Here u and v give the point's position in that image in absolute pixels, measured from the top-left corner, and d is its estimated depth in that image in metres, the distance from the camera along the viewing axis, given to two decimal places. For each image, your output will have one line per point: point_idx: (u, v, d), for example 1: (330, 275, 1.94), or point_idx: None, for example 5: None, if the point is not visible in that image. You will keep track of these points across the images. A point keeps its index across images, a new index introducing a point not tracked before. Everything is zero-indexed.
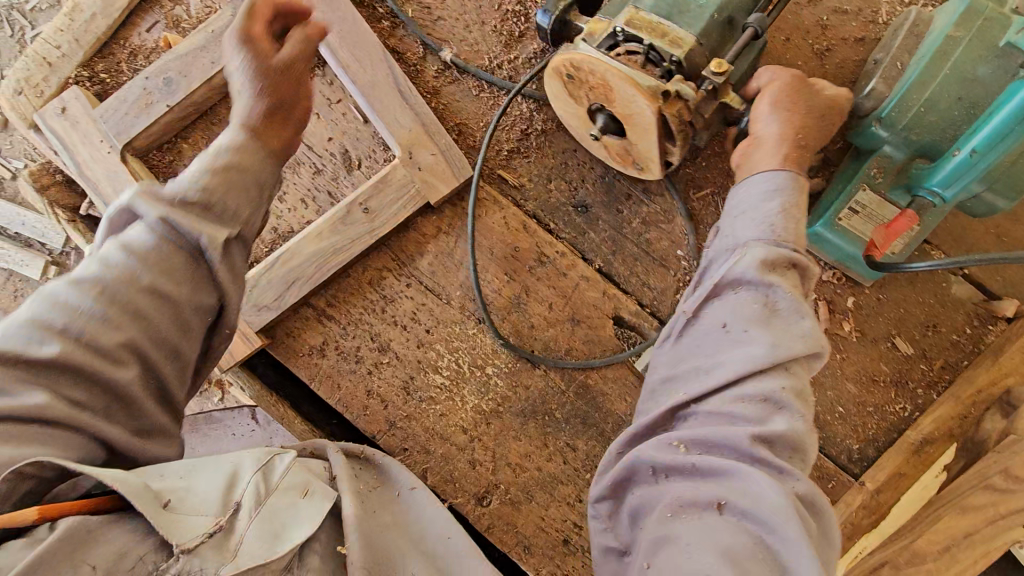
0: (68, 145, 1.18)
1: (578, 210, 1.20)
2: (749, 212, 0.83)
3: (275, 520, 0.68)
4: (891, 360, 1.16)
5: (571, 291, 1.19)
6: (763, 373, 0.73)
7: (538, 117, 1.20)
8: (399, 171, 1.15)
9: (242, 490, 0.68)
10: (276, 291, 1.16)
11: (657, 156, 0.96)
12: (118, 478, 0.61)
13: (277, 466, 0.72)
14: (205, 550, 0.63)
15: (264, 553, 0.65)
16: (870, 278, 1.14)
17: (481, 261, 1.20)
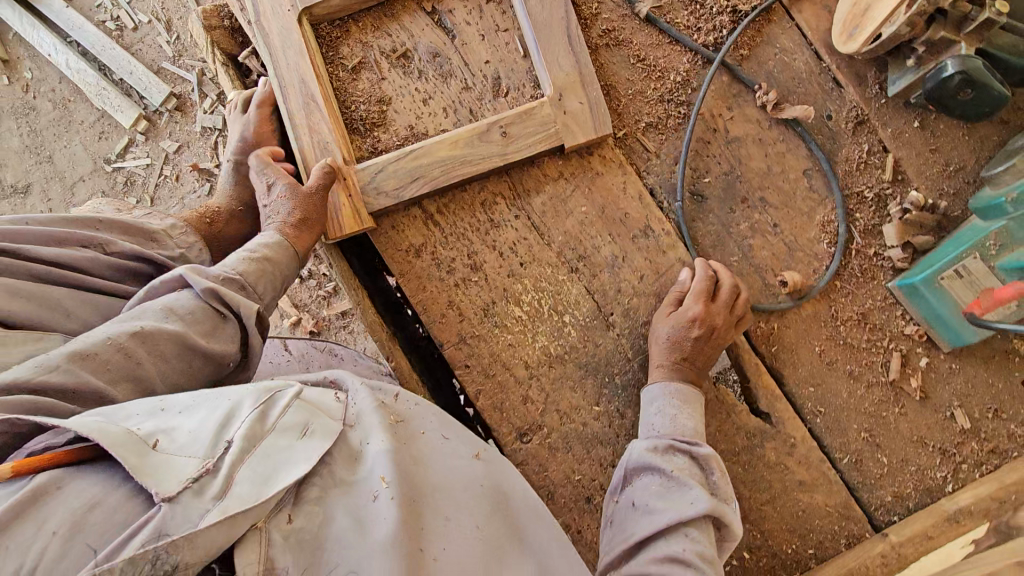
0: None
1: (693, 198, 1.24)
2: (666, 422, 1.07)
3: (270, 460, 0.84)
4: (945, 429, 1.18)
5: (664, 269, 1.23)
6: (676, 549, 0.89)
7: (684, 102, 1.25)
8: (546, 108, 1.21)
9: (235, 433, 0.83)
10: (398, 182, 1.22)
11: (884, 15, 1.04)
12: (102, 428, 0.76)
13: (273, 411, 0.88)
14: (206, 486, 0.76)
15: (252, 496, 0.77)
16: (953, 344, 1.16)
17: (590, 217, 1.24)
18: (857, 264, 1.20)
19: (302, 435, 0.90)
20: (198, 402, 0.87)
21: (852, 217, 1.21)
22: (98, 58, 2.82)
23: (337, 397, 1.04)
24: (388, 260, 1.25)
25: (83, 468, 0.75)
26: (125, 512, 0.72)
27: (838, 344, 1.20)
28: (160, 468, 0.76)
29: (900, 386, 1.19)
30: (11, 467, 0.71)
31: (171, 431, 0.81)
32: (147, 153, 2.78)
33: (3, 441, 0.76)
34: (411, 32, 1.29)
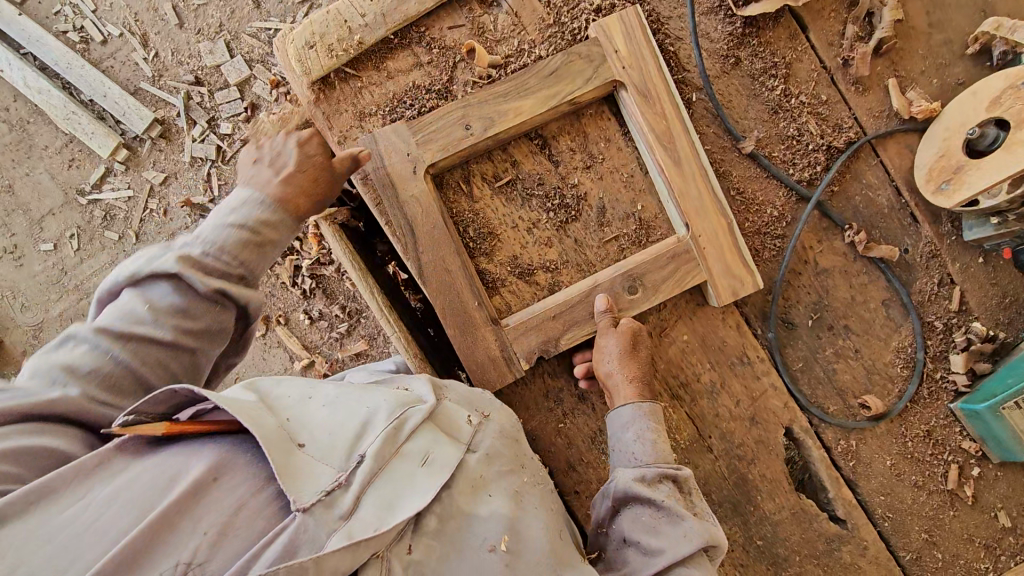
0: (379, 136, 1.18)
1: (784, 325, 1.32)
2: (619, 444, 1.09)
3: (397, 486, 0.77)
4: (990, 526, 1.35)
5: (758, 394, 1.31)
6: (691, 574, 0.91)
7: (779, 234, 1.30)
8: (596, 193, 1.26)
9: (366, 444, 0.78)
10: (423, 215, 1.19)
11: (986, 185, 1.14)
12: (259, 422, 0.74)
13: (406, 430, 0.83)
14: (338, 499, 0.71)
15: (377, 525, 0.71)
16: (1001, 458, 1.32)
17: (691, 345, 1.29)
18: (926, 386, 1.33)
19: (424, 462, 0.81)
20: (342, 406, 0.84)
21: (925, 344, 1.33)
22: (57, 73, 2.05)
23: (470, 415, 0.98)
24: (496, 380, 1.21)
25: (236, 444, 0.74)
26: (264, 523, 0.69)
27: (906, 458, 1.34)
28: (300, 475, 0.72)
29: (956, 493, 1.35)
30: (166, 428, 0.73)
31: (313, 431, 0.79)
32: (130, 187, 2.06)
33: (179, 399, 0.77)
34: (514, 159, 1.26)
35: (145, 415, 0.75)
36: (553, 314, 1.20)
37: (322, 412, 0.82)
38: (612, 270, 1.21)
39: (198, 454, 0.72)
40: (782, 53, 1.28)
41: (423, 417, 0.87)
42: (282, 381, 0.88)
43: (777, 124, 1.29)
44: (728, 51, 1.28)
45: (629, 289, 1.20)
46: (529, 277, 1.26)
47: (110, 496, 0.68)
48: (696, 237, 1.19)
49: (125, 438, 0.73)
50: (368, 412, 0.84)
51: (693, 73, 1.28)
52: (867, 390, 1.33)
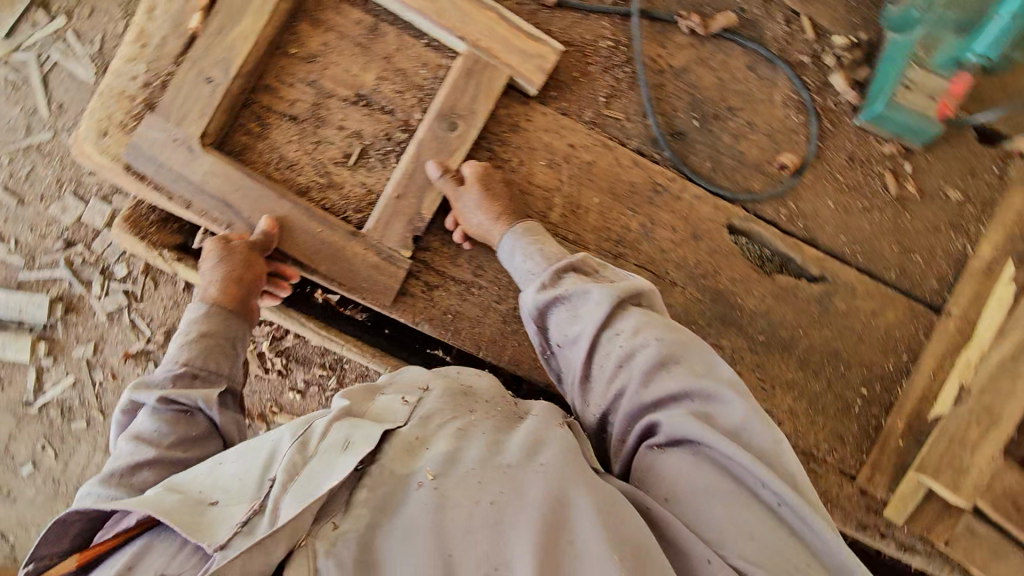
0: (157, 146, 1.15)
1: (676, 138, 1.32)
2: (512, 270, 1.18)
3: (311, 482, 0.82)
4: (947, 207, 1.39)
5: (688, 211, 1.31)
6: (620, 325, 1.06)
7: (623, 62, 1.30)
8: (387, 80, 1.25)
9: (275, 469, 0.84)
10: (231, 182, 1.17)
11: None
12: (158, 502, 0.81)
13: (314, 437, 0.88)
14: (255, 523, 0.77)
15: (294, 513, 0.77)
16: (919, 141, 1.35)
17: (605, 202, 1.29)
18: (826, 119, 1.35)
19: (343, 447, 0.86)
20: (249, 453, 0.90)
21: (804, 83, 1.34)
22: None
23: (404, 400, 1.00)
24: (392, 282, 1.20)
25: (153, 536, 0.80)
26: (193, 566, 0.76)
27: (845, 191, 1.36)
28: (210, 525, 0.78)
29: (902, 195, 1.38)
30: (75, 560, 0.81)
31: (223, 486, 0.85)
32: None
33: (76, 528, 0.85)
34: (353, 128, 1.24)
35: (49, 556, 0.84)
36: (398, 191, 1.19)
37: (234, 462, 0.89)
38: (423, 125, 1.21)
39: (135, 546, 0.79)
40: None
41: (332, 418, 0.93)
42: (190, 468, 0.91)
43: None
44: None
45: (450, 127, 1.21)
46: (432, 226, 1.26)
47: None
48: (477, 43, 1.21)
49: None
50: (275, 445, 0.89)
51: None
52: (778, 152, 1.34)
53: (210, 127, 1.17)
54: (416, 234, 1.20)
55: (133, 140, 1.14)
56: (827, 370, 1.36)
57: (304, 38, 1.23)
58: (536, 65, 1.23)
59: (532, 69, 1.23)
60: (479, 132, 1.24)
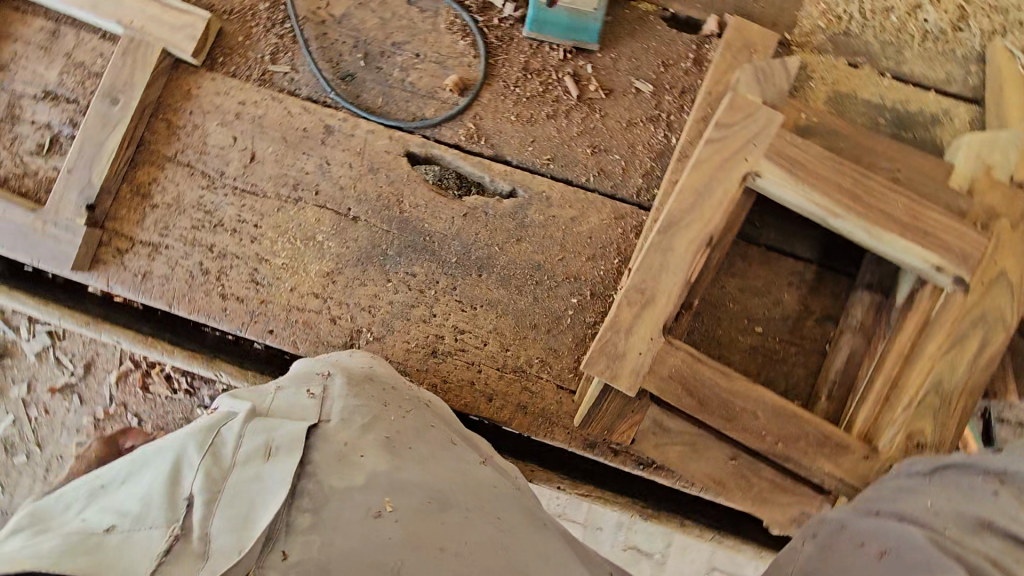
0: None
1: (345, 79, 1.36)
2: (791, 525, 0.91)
3: (242, 499, 0.76)
4: (640, 102, 1.34)
5: (362, 147, 1.34)
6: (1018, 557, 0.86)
7: (281, 18, 1.37)
8: (71, 73, 1.37)
9: (190, 483, 0.76)
10: None
11: None
12: None
13: (228, 449, 0.81)
14: (187, 548, 0.70)
15: (236, 547, 0.71)
16: (593, 42, 1.33)
17: (281, 151, 1.35)
18: (493, 37, 1.35)
19: (267, 454, 0.82)
20: (127, 498, 0.75)
21: (465, 6, 1.36)
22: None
23: (310, 392, 0.98)
24: (70, 247, 1.30)
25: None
26: None
27: (526, 102, 1.34)
28: (114, 554, 0.67)
29: (587, 97, 1.34)
30: None
31: (138, 495, 0.74)
32: (8, 411, 2.27)
33: None
34: (45, 121, 1.37)
35: None
36: (71, 166, 1.31)
37: (122, 487, 0.77)
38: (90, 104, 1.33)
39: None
40: None
41: (239, 421, 0.86)
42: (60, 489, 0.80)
43: None
44: None
45: (112, 103, 1.32)
46: (120, 196, 1.35)
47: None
48: (130, 24, 1.32)
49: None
50: (148, 470, 0.78)
51: None
52: (447, 78, 1.35)
53: None
54: (87, 203, 1.30)
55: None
56: (530, 284, 1.30)
57: None
58: (188, 35, 1.32)
59: (182, 37, 1.32)
60: (149, 104, 1.35)
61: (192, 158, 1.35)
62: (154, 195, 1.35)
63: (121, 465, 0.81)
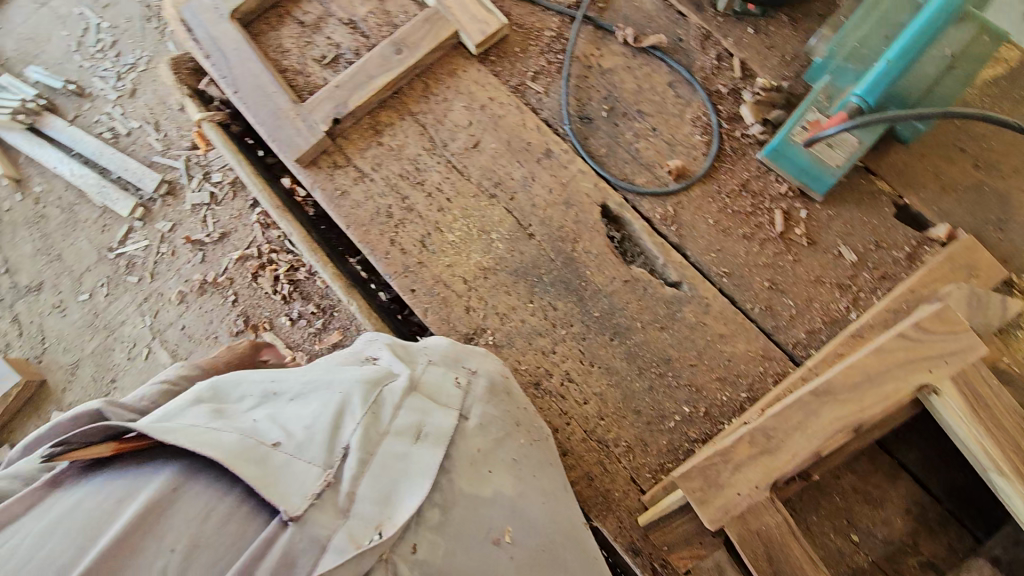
0: (204, 7, 1.61)
1: (582, 120, 1.47)
2: None
3: (387, 475, 0.93)
4: (837, 266, 1.33)
5: (568, 181, 1.44)
6: None
7: (557, 50, 1.53)
8: (378, 18, 1.61)
9: (349, 440, 0.94)
10: (236, 45, 1.57)
11: None
12: (185, 432, 0.85)
13: (383, 418, 1.00)
14: (339, 494, 0.88)
15: (375, 515, 0.88)
16: (820, 192, 1.34)
17: (500, 151, 1.47)
18: (729, 145, 1.41)
19: (413, 439, 0.99)
20: (302, 427, 0.94)
21: (717, 109, 1.44)
22: (99, 163, 2.90)
23: (456, 382, 1.15)
24: (303, 142, 1.49)
25: (197, 470, 0.85)
26: (124, 495, 0.81)
27: (730, 213, 1.37)
28: (283, 477, 0.85)
29: (789, 237, 1.35)
30: (112, 447, 0.85)
31: (309, 431, 0.94)
32: (145, 238, 2.79)
33: (101, 439, 0.86)
34: (337, 42, 1.60)
35: (77, 444, 0.85)
36: (339, 83, 1.51)
37: (295, 409, 0.99)
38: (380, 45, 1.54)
39: (137, 478, 0.83)
40: None
41: (397, 395, 1.04)
42: (244, 376, 1.06)
43: None
44: None
45: (396, 53, 1.52)
46: (358, 123, 1.53)
47: (49, 525, 0.78)
48: (442, 2, 1.53)
49: (63, 469, 0.86)
50: (320, 410, 0.98)
51: None
52: (671, 159, 1.42)
53: (243, 6, 1.60)
54: (335, 117, 1.50)
55: (190, 2, 1.63)
56: (652, 372, 1.30)
57: None
58: (480, 30, 1.51)
59: (475, 30, 1.51)
60: (420, 66, 1.53)
61: (428, 122, 1.51)
62: (384, 135, 1.52)
63: (297, 395, 1.02)
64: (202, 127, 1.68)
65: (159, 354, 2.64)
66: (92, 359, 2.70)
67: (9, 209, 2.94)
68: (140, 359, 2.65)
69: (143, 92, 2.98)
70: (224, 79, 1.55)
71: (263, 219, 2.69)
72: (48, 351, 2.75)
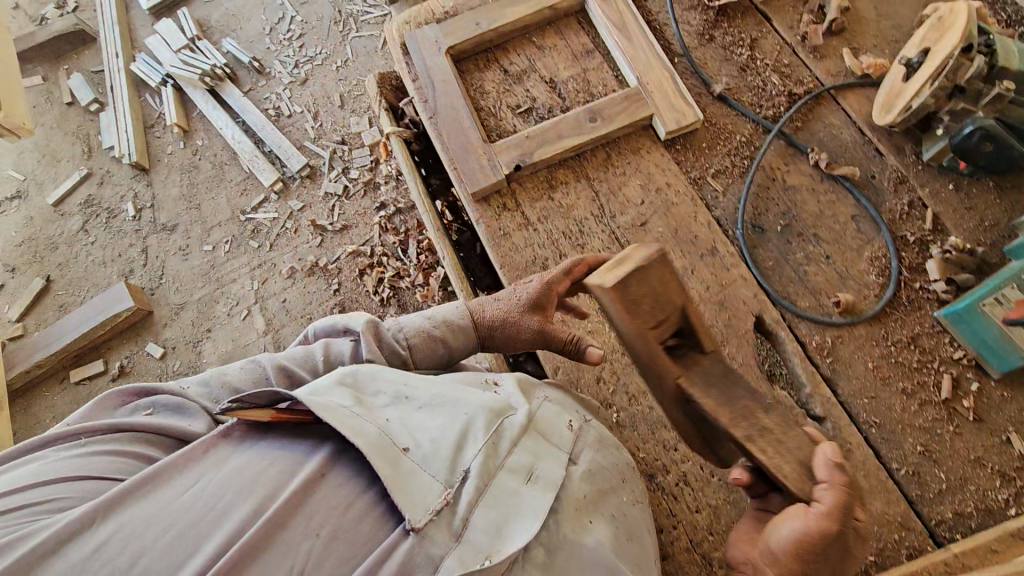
0: (424, 37, 1.74)
1: (755, 229, 1.47)
2: None
3: (501, 506, 0.93)
4: (1003, 453, 1.23)
5: (727, 283, 1.43)
6: None
7: (745, 155, 1.54)
8: (576, 81, 1.67)
9: (470, 462, 0.95)
10: (444, 76, 1.69)
11: (912, 91, 1.38)
12: (334, 418, 0.90)
13: (502, 448, 0.99)
14: (455, 515, 0.89)
15: (486, 543, 0.88)
16: (1000, 372, 1.26)
17: (666, 236, 1.49)
18: (905, 295, 1.36)
19: (526, 477, 0.98)
20: (432, 436, 0.97)
21: (899, 255, 1.40)
22: (257, 135, 3.16)
23: (569, 424, 1.15)
24: (482, 180, 1.56)
25: (342, 457, 0.90)
26: (275, 470, 0.85)
27: (891, 363, 1.32)
28: (412, 486, 0.88)
29: (953, 406, 1.28)
30: (271, 414, 0.91)
31: (436, 443, 0.96)
32: (275, 211, 3.00)
33: (268, 397, 0.94)
34: (532, 93, 1.68)
35: (246, 403, 0.93)
36: (529, 135, 1.59)
37: (424, 418, 1.01)
38: (576, 110, 1.60)
39: (288, 454, 0.89)
40: (750, 31, 1.65)
41: (515, 426, 1.03)
42: (384, 372, 1.08)
43: (745, 78, 1.61)
44: (704, 30, 1.67)
45: (590, 120, 1.58)
46: (535, 175, 1.60)
47: (215, 480, 0.83)
48: (644, 83, 1.58)
49: (232, 425, 0.91)
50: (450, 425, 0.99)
51: (676, 44, 1.67)
52: (839, 292, 1.38)
53: (458, 43, 1.71)
54: (519, 165, 1.57)
55: (413, 31, 1.77)
56: None
57: (544, 33, 1.74)
58: (676, 119, 1.54)
59: (672, 117, 1.55)
60: (608, 136, 1.58)
61: (602, 190, 1.55)
62: (557, 192, 1.57)
63: (430, 399, 1.04)
64: (389, 141, 1.80)
65: (256, 318, 2.80)
66: (197, 306, 2.89)
67: (170, 153, 3.23)
68: (238, 318, 2.81)
69: (313, 82, 3.25)
70: (425, 107, 1.67)
71: (385, 221, 2.82)
72: (163, 286, 2.96)
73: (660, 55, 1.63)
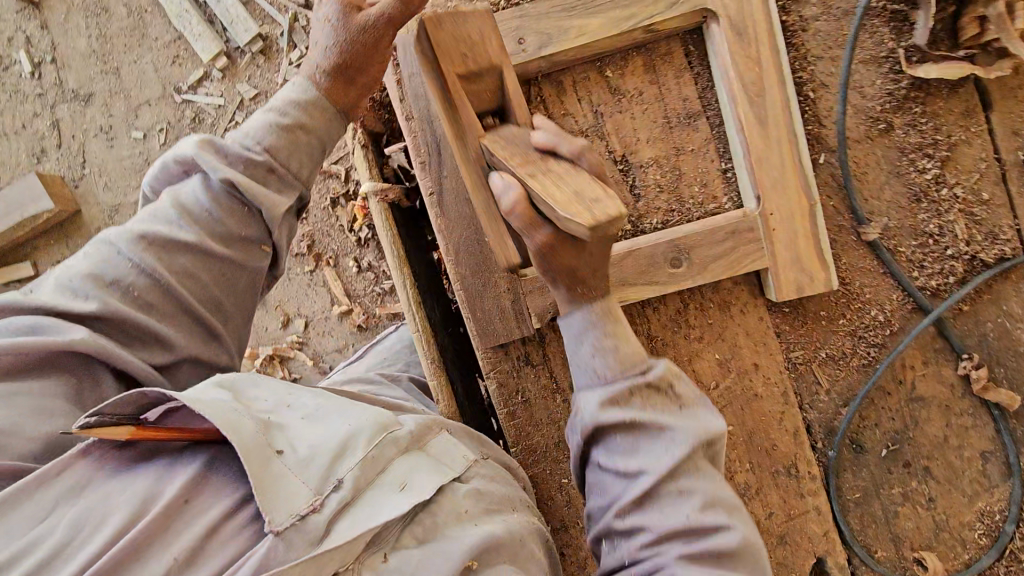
0: None
1: (851, 447, 1.12)
2: None
3: (367, 507, 0.71)
4: None
5: (796, 514, 1.12)
6: None
7: (872, 339, 1.09)
8: (665, 170, 1.08)
9: (346, 469, 0.72)
10: None
11: None
12: (206, 405, 0.70)
13: (387, 456, 0.76)
14: (311, 522, 0.67)
15: (347, 548, 0.67)
16: None
17: (736, 438, 1.11)
18: (1004, 565, 1.10)
19: (400, 489, 0.74)
20: (312, 438, 0.75)
21: (1019, 515, 1.09)
22: None
23: (465, 453, 0.86)
24: (502, 334, 1.10)
25: (211, 462, 0.71)
26: (145, 488, 0.67)
27: None
28: (272, 486, 0.68)
29: None
30: (127, 433, 0.67)
31: (305, 445, 0.74)
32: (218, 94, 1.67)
33: (147, 399, 0.72)
34: None
35: (110, 415, 0.69)
36: None
37: (301, 424, 0.76)
38: (653, 238, 1.05)
39: (160, 471, 0.69)
40: (947, 130, 1.05)
41: (402, 443, 0.79)
42: (261, 375, 0.82)
43: (914, 214, 1.06)
44: (878, 114, 1.06)
45: (671, 262, 1.04)
46: None
47: (72, 518, 0.64)
48: (766, 215, 1.02)
49: (88, 443, 0.68)
50: (345, 434, 0.75)
51: (829, 131, 1.07)
52: (925, 551, 1.11)
53: None
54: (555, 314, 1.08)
55: None
56: None
57: (628, 68, 1.08)
58: (798, 283, 1.03)
59: (793, 279, 1.03)
60: (692, 286, 1.07)
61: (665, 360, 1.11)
62: None
63: (339, 404, 0.81)
64: (370, 203, 1.20)
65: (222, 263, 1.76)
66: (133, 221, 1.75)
67: None
68: None
69: None
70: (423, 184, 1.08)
71: None
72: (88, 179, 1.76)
73: (802, 160, 1.02)
